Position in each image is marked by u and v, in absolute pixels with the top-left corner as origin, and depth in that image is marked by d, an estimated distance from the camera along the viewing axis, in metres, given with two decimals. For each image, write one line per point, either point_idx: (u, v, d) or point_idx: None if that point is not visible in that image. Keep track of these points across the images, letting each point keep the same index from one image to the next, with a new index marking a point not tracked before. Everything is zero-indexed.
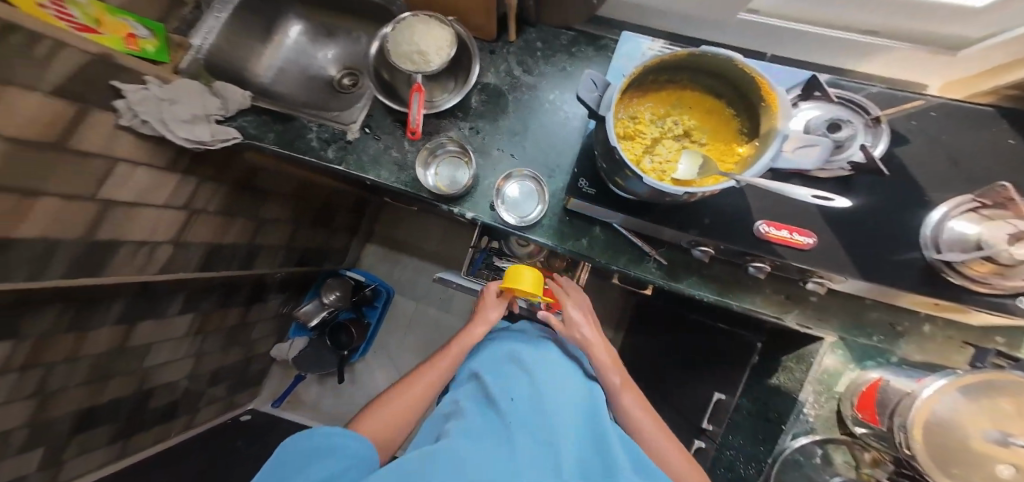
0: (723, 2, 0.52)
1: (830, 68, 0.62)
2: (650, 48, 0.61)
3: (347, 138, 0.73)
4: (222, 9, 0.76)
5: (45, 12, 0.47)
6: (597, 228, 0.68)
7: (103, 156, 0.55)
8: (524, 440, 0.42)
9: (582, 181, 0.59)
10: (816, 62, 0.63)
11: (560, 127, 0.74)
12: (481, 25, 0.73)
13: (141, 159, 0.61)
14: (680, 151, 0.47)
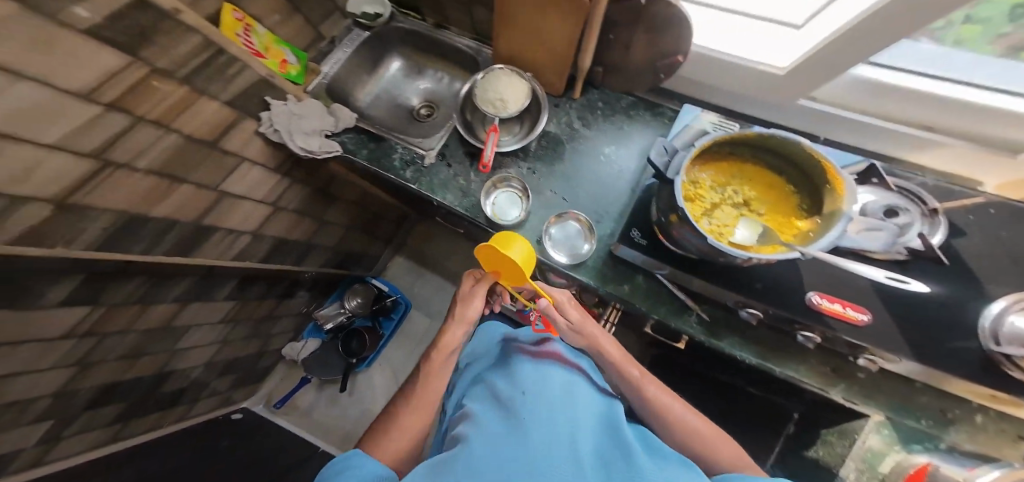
0: (790, 97, 0.61)
1: (882, 156, 0.67)
2: (709, 121, 0.67)
3: (424, 161, 0.82)
4: (350, 46, 0.93)
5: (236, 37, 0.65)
6: (640, 276, 0.70)
7: (212, 144, 0.62)
8: (536, 430, 0.37)
9: (634, 231, 0.62)
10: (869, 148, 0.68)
11: (613, 179, 0.77)
12: (550, 80, 0.80)
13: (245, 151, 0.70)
14: (739, 217, 0.51)
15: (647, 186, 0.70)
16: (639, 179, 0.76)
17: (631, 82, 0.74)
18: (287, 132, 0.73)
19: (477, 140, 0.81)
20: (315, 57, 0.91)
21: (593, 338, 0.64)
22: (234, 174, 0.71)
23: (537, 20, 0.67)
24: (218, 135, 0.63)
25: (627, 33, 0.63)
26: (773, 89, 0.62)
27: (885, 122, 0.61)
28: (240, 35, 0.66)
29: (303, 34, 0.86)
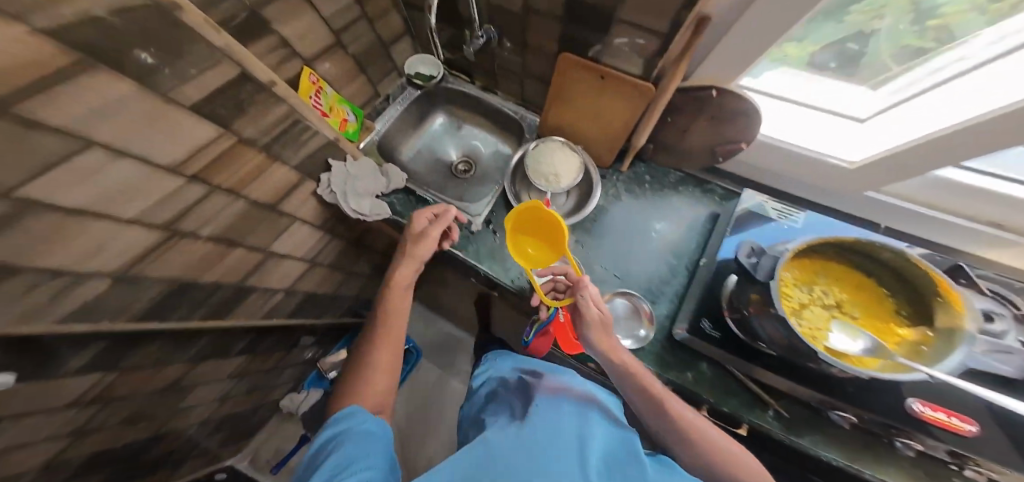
0: (855, 182, 0.60)
1: (952, 250, 0.65)
2: (773, 207, 0.65)
3: (471, 229, 0.82)
4: (402, 103, 0.96)
5: (309, 95, 0.71)
6: (704, 364, 0.66)
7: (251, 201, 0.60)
8: (550, 450, 0.39)
9: (703, 321, 0.59)
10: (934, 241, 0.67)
11: (667, 256, 0.74)
12: (599, 154, 0.81)
13: (283, 205, 0.68)
14: (830, 320, 0.49)
15: (706, 269, 0.64)
16: (695, 259, 0.72)
17: (688, 163, 0.74)
18: (343, 194, 0.76)
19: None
20: (370, 114, 0.95)
21: (610, 345, 0.58)
22: (286, 233, 0.73)
23: (599, 99, 0.70)
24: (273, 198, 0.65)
25: (687, 118, 0.64)
26: (839, 178, 0.62)
27: (957, 219, 0.60)
28: (311, 97, 0.72)
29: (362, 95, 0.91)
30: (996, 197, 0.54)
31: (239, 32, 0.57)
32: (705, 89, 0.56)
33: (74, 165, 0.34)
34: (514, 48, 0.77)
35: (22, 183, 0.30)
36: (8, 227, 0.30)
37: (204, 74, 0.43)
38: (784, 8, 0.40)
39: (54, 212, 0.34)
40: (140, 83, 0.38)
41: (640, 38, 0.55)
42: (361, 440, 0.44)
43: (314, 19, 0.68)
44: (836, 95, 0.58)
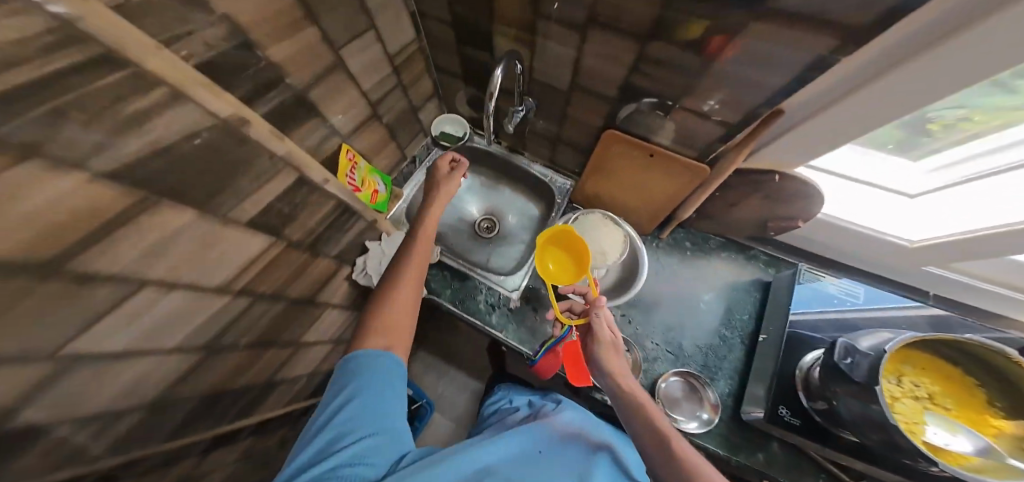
0: (911, 258, 0.62)
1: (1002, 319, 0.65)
2: (833, 284, 0.66)
3: (510, 305, 0.84)
4: (428, 167, 0.94)
5: (344, 177, 0.69)
6: (775, 444, 0.64)
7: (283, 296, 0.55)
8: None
9: (782, 409, 0.58)
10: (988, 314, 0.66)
11: (720, 327, 0.74)
12: (640, 223, 0.82)
13: (312, 291, 0.62)
14: (928, 415, 0.46)
15: (772, 349, 0.63)
16: (752, 334, 0.71)
17: (733, 230, 0.74)
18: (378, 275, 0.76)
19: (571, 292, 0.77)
20: (397, 179, 0.92)
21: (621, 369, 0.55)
22: (316, 321, 0.70)
23: (644, 173, 0.70)
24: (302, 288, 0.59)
25: (739, 195, 0.64)
26: (895, 255, 0.63)
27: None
28: (347, 175, 0.70)
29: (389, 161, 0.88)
30: None
31: (284, 121, 0.55)
32: (766, 173, 0.57)
33: (125, 308, 0.31)
34: (549, 118, 0.77)
35: (66, 344, 0.26)
36: (52, 393, 0.26)
37: (264, 185, 0.44)
38: (872, 111, 0.41)
39: (103, 359, 0.31)
40: (202, 209, 0.36)
41: (700, 124, 0.56)
42: (380, 398, 0.44)
43: (357, 95, 0.67)
44: (884, 170, 0.57)
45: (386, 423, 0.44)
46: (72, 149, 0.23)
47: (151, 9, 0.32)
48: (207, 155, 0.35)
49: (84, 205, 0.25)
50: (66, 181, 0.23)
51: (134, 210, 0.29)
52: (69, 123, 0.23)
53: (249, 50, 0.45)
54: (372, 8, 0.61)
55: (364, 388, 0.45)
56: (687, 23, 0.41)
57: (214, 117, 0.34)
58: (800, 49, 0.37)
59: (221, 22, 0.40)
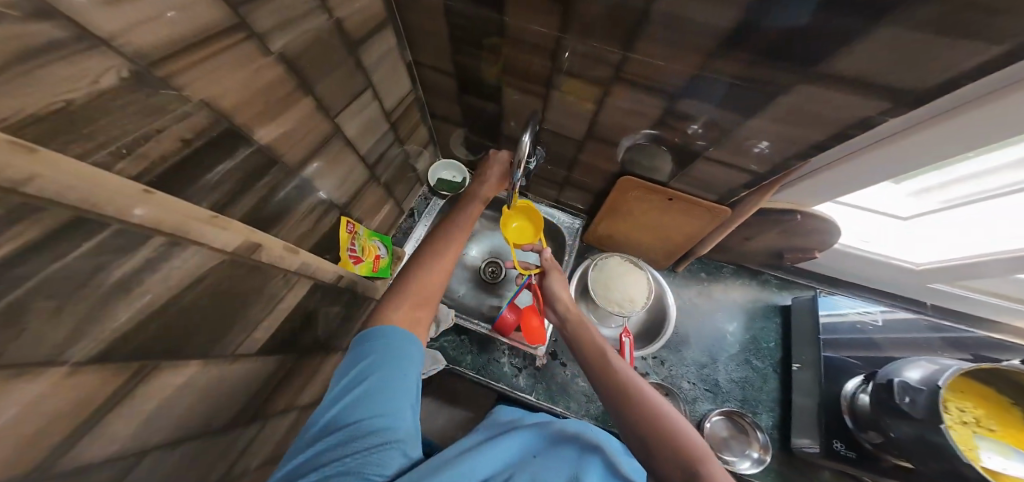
0: (907, 276, 0.71)
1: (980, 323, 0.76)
2: (851, 308, 0.73)
3: (537, 364, 0.80)
4: (430, 218, 0.87)
5: (343, 250, 0.61)
6: (825, 472, 0.65)
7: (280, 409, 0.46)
8: None
9: (835, 442, 0.60)
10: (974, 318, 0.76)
11: (751, 356, 0.77)
12: (656, 258, 0.84)
13: (312, 388, 0.54)
14: (982, 444, 0.45)
15: (810, 379, 0.67)
16: (782, 362, 0.76)
17: (749, 258, 0.80)
18: None
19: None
20: (396, 237, 0.84)
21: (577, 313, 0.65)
22: None
23: (664, 214, 0.70)
24: (301, 390, 0.50)
25: (756, 230, 0.67)
26: (898, 276, 0.72)
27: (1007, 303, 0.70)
28: (348, 249, 0.62)
29: (388, 218, 0.80)
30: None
31: (280, 207, 0.46)
32: (788, 213, 0.60)
33: None
34: (559, 162, 0.75)
35: None
36: None
37: (277, 306, 0.42)
38: (903, 157, 0.44)
39: None
40: (205, 362, 0.32)
41: (724, 171, 0.56)
42: (396, 387, 0.37)
43: (354, 160, 0.59)
44: (880, 198, 0.64)
45: (398, 414, 0.36)
46: (38, 347, 0.18)
47: (104, 111, 0.22)
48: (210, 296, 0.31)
49: (57, 411, 0.19)
50: (36, 387, 0.18)
51: (126, 388, 0.24)
52: (29, 320, 0.18)
53: (239, 137, 0.35)
54: (369, 66, 0.53)
55: (384, 373, 0.38)
56: (733, 83, 0.41)
57: (224, 251, 0.31)
58: (837, 107, 0.38)
59: (200, 110, 0.30)
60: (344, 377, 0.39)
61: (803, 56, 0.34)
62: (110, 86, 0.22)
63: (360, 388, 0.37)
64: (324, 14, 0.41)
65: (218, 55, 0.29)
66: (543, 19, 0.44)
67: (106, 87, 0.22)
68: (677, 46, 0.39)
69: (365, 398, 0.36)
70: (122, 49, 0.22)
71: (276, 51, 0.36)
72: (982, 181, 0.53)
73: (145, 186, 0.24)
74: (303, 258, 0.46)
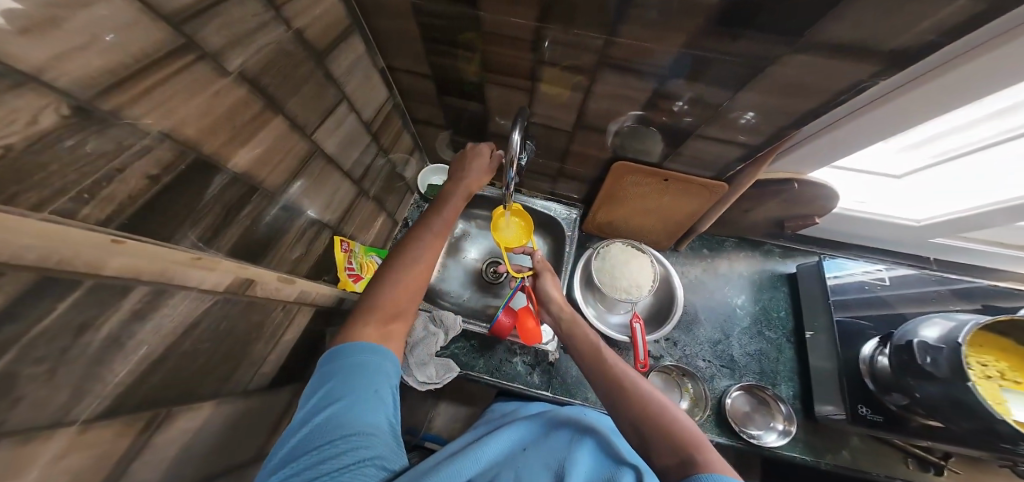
0: (908, 232, 0.72)
1: (974, 267, 0.78)
2: (860, 271, 0.74)
3: (550, 359, 0.80)
4: None
5: (342, 269, 0.61)
6: (852, 437, 0.67)
7: None
8: None
9: (862, 407, 0.62)
10: (970, 263, 0.78)
11: (765, 327, 0.79)
12: (658, 240, 0.84)
13: None
14: (1005, 393, 0.50)
15: (827, 344, 0.69)
16: (795, 331, 0.77)
17: (749, 229, 0.80)
18: (408, 365, 0.73)
19: (620, 335, 0.76)
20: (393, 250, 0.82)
21: (571, 314, 0.66)
22: None
23: (660, 196, 0.69)
24: None
25: (756, 202, 0.67)
26: (899, 232, 0.73)
27: (1001, 248, 0.72)
28: (345, 269, 0.62)
29: (383, 231, 0.79)
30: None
31: (269, 235, 0.44)
32: (785, 183, 0.59)
33: None
34: (550, 154, 0.73)
35: None
36: None
37: (282, 339, 0.41)
38: (892, 118, 0.44)
39: None
40: (207, 402, 0.30)
41: (717, 146, 0.54)
42: (369, 403, 0.37)
43: (339, 178, 0.57)
44: (872, 161, 0.65)
45: (369, 429, 0.35)
46: (19, 415, 0.17)
47: (53, 155, 0.21)
48: (213, 336, 0.30)
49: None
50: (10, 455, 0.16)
51: (124, 441, 0.23)
52: (24, 386, 0.17)
53: (211, 168, 0.33)
54: (339, 77, 0.51)
55: (357, 389, 0.38)
56: (717, 58, 0.40)
57: (214, 291, 0.29)
58: (828, 74, 0.37)
59: (162, 143, 0.28)
60: (312, 398, 0.38)
61: (787, 20, 0.33)
62: (52, 125, 0.20)
63: (329, 406, 0.36)
64: (281, 26, 0.39)
65: (169, 80, 0.27)
66: (516, 10, 0.42)
67: (48, 126, 0.20)
68: (657, 23, 0.38)
69: (335, 416, 0.35)
70: (56, 83, 0.20)
71: (235, 70, 0.34)
72: (971, 132, 0.53)
73: (115, 236, 0.21)
74: (300, 287, 0.43)
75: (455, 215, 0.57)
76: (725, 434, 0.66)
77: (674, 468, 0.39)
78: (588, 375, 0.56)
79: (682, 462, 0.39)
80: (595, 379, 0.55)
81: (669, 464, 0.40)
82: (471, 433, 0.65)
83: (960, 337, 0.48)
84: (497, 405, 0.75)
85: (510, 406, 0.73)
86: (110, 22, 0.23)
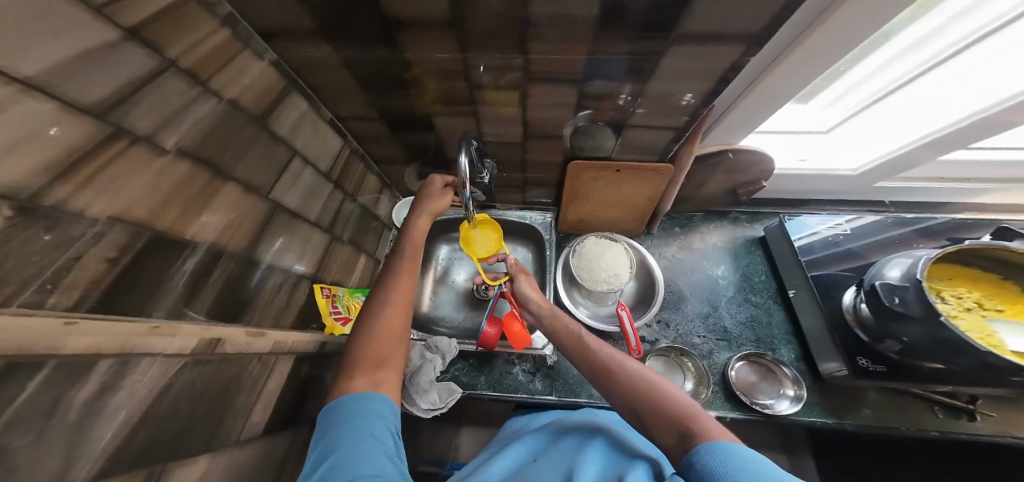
0: (851, 182, 0.77)
1: (928, 204, 0.82)
2: (818, 225, 0.78)
3: (549, 363, 0.80)
4: None
5: (328, 312, 0.63)
6: (869, 392, 0.66)
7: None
8: None
9: (861, 359, 0.61)
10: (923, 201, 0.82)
11: (747, 292, 0.81)
12: (629, 228, 0.87)
13: None
14: (990, 322, 0.53)
15: (809, 300, 0.71)
16: (776, 291, 0.79)
17: (709, 202, 0.83)
18: (409, 396, 0.73)
19: (610, 326, 0.78)
20: None
21: (552, 311, 0.67)
22: None
23: (617, 186, 0.73)
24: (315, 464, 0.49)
25: (703, 176, 0.71)
26: (847, 180, 0.77)
27: (947, 183, 0.76)
28: (331, 313, 0.63)
29: (366, 270, 0.81)
30: (972, 164, 0.71)
31: (245, 291, 0.46)
32: (722, 154, 0.63)
33: None
34: (509, 167, 0.77)
35: None
36: None
37: (265, 388, 0.42)
38: (788, 82, 0.47)
39: None
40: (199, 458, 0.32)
41: (653, 132, 0.59)
42: (367, 445, 0.38)
43: (308, 228, 0.60)
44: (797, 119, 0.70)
45: (370, 469, 0.36)
46: None
47: (6, 254, 0.23)
48: (189, 396, 0.31)
49: None
50: None
51: None
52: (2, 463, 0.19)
53: (167, 240, 0.35)
54: (285, 135, 0.55)
55: (353, 436, 0.39)
56: (615, 57, 0.44)
57: (182, 354, 0.31)
58: (716, 56, 0.41)
59: (113, 226, 0.30)
60: (314, 454, 0.39)
61: (661, 18, 0.37)
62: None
63: (330, 457, 0.37)
64: (212, 98, 0.42)
65: (108, 166, 0.30)
66: (436, 47, 0.47)
67: None
68: (559, 40, 0.42)
69: (335, 465, 0.36)
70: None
71: (173, 148, 0.36)
72: (878, 79, 0.58)
73: (66, 318, 0.23)
74: (274, 338, 0.45)
75: (421, 243, 0.60)
76: (737, 409, 0.66)
77: (675, 445, 0.41)
78: (579, 368, 0.56)
79: (680, 436, 0.40)
80: (587, 371, 0.55)
81: (670, 443, 0.41)
82: (490, 446, 0.65)
83: (918, 273, 0.52)
84: (513, 421, 0.75)
85: (521, 421, 0.72)
86: (44, 128, 0.25)
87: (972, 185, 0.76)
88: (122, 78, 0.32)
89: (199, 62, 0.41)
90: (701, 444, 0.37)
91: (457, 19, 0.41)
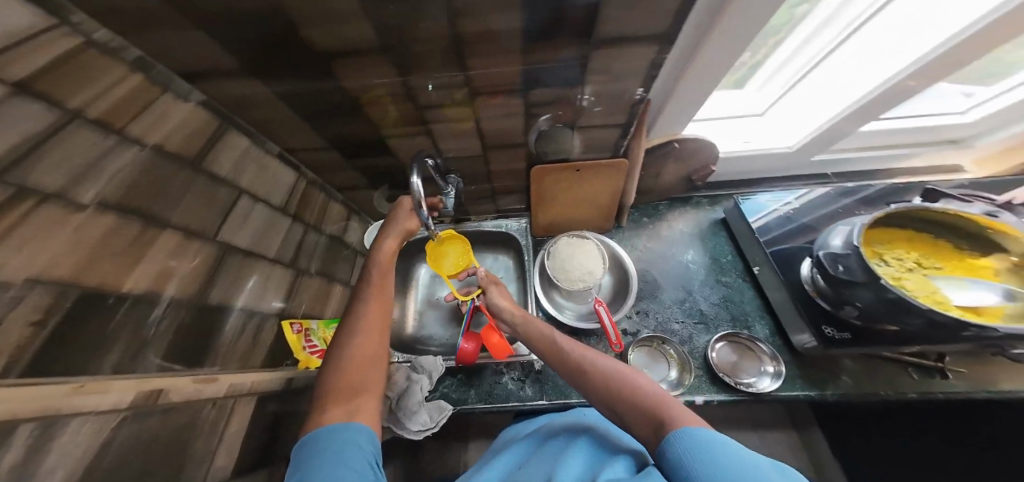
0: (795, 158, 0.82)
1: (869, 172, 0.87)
2: (773, 203, 0.82)
3: (536, 368, 0.80)
4: None
5: (301, 347, 0.61)
6: (844, 361, 0.69)
7: None
8: None
9: (828, 329, 0.62)
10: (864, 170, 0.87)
11: (717, 273, 0.83)
12: (598, 225, 0.89)
13: None
14: (932, 279, 0.56)
15: (773, 275, 0.74)
16: (742, 269, 0.82)
17: (670, 191, 0.86)
18: (397, 423, 0.71)
19: (589, 324, 0.78)
20: None
21: (526, 317, 0.67)
22: None
23: (579, 187, 0.74)
24: None
25: (657, 168, 0.74)
26: (792, 157, 0.81)
27: (879, 151, 0.82)
28: (304, 348, 0.62)
29: (341, 299, 0.80)
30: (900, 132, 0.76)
31: (201, 336, 0.45)
32: (669, 144, 0.66)
33: None
34: (472, 180, 0.78)
35: None
36: None
37: (225, 434, 0.40)
38: (708, 72, 0.50)
39: None
40: None
41: (600, 131, 0.61)
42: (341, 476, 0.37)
43: (268, 264, 0.59)
44: (737, 103, 0.77)
45: None
46: None
47: None
48: (132, 455, 0.30)
49: None
50: None
51: None
52: None
53: (100, 293, 0.34)
54: (226, 175, 0.54)
55: (327, 467, 0.37)
56: (544, 65, 0.46)
57: (117, 410, 0.30)
58: (639, 54, 0.44)
59: (35, 286, 0.29)
60: None
61: (580, 24, 0.39)
62: None
63: None
64: (134, 146, 0.41)
65: (22, 224, 0.28)
66: (374, 73, 0.48)
67: None
68: (490, 55, 0.44)
69: None
70: None
71: (94, 202, 0.35)
72: (800, 57, 0.64)
73: None
74: (230, 381, 0.43)
75: (388, 265, 0.60)
76: (724, 390, 0.66)
77: (653, 438, 0.41)
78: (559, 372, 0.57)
79: (656, 430, 0.40)
80: (565, 374, 0.55)
81: (649, 436, 0.41)
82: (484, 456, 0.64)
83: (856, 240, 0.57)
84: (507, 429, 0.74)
85: (512, 431, 0.71)
86: None
87: (903, 151, 0.81)
88: (29, 133, 0.31)
89: (110, 110, 0.39)
90: (673, 434, 0.37)
91: (387, 45, 0.42)
